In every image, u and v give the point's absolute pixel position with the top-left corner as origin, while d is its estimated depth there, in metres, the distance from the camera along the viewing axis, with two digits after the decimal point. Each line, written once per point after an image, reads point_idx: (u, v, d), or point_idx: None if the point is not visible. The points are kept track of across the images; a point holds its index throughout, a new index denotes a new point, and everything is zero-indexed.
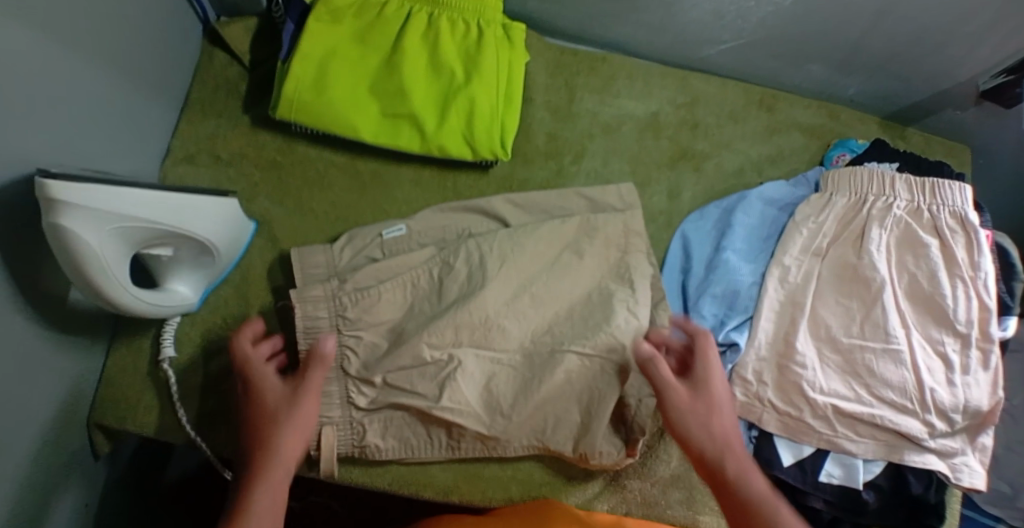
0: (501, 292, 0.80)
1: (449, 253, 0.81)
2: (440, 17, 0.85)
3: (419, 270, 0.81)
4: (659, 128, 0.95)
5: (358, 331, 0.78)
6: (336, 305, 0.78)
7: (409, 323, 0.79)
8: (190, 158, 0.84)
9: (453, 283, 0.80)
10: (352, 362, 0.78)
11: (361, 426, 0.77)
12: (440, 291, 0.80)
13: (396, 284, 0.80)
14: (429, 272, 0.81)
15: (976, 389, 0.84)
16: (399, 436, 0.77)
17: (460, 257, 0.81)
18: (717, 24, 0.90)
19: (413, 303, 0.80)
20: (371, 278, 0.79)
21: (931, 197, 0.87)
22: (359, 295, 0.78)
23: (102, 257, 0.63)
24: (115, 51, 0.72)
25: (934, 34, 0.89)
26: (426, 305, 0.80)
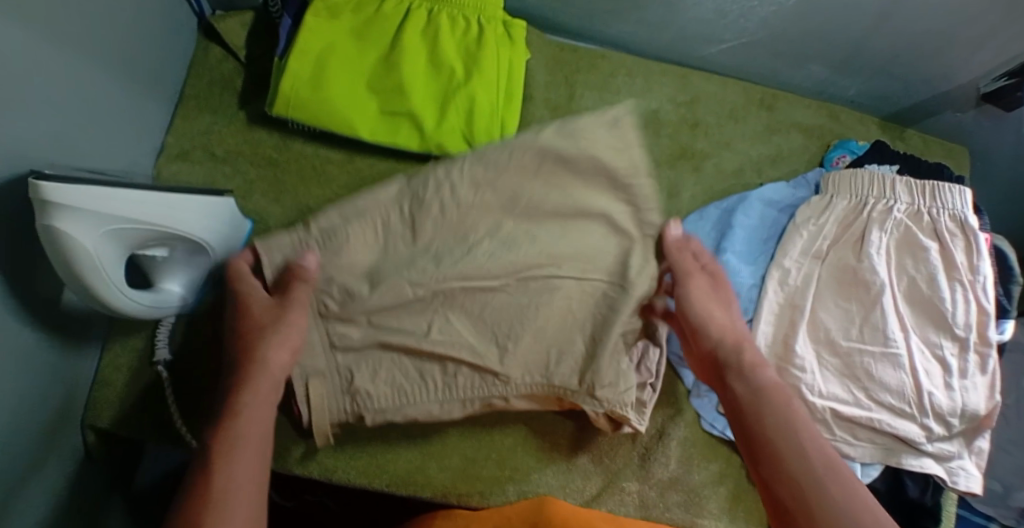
0: (487, 231, 0.76)
1: (418, 184, 0.73)
2: (439, 13, 0.84)
3: (388, 207, 0.73)
4: (659, 128, 0.94)
5: (330, 275, 0.74)
6: (304, 250, 0.72)
7: (386, 262, 0.75)
8: (184, 155, 0.83)
9: (426, 219, 0.74)
10: (330, 306, 0.75)
11: (347, 371, 0.76)
12: (413, 227, 0.74)
13: (366, 225, 0.73)
14: (399, 209, 0.74)
15: (974, 393, 0.84)
16: (391, 381, 0.77)
17: (430, 189, 0.73)
18: (719, 22, 0.89)
19: (387, 242, 0.75)
20: (336, 220, 0.72)
21: (931, 200, 0.86)
22: (329, 239, 0.72)
23: (97, 256, 0.62)
24: (108, 46, 0.71)
25: (936, 35, 0.89)
26: (400, 242, 0.75)
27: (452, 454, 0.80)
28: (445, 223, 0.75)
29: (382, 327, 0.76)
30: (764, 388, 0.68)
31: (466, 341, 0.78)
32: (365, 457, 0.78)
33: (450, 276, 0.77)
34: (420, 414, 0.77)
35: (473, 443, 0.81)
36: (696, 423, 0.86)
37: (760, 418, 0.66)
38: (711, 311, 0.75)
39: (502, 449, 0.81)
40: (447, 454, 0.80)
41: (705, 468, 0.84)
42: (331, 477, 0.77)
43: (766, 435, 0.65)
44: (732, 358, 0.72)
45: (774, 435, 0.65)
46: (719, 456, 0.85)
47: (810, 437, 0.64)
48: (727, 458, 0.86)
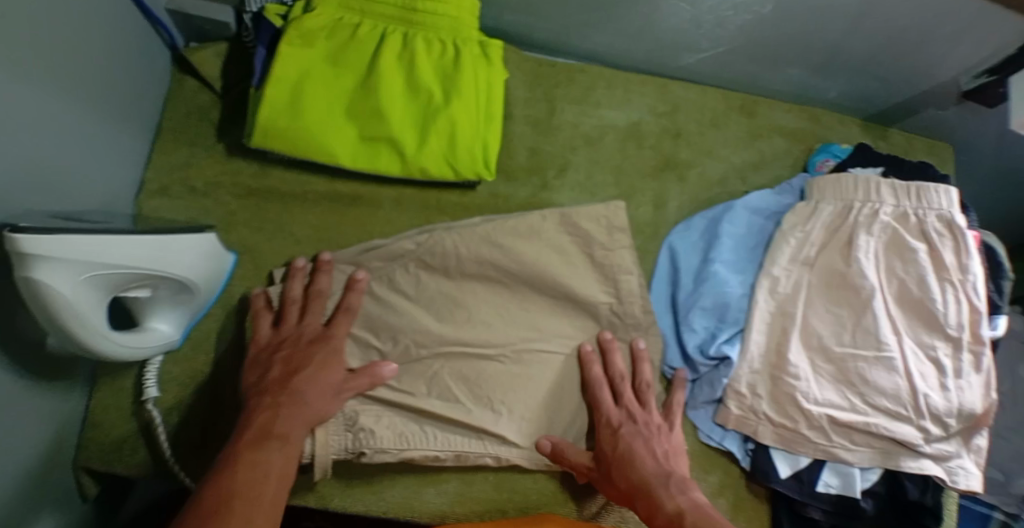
0: (485, 296, 0.82)
1: (426, 251, 0.80)
2: (415, 36, 0.83)
3: (395, 266, 0.81)
4: (641, 139, 0.93)
5: None
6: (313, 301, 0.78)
7: (389, 316, 0.79)
8: (164, 190, 0.82)
9: (430, 282, 0.81)
10: None
11: (351, 416, 0.76)
12: (417, 286, 0.81)
13: (373, 279, 0.80)
14: (405, 268, 0.80)
15: (969, 392, 0.84)
16: (392, 427, 0.77)
17: (438, 257, 0.80)
18: (698, 31, 0.89)
19: (390, 298, 0.80)
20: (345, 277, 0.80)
21: (917, 202, 0.86)
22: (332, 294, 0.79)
23: (78, 303, 0.61)
24: (83, 89, 0.70)
25: (914, 36, 0.89)
26: (403, 301, 0.80)
27: (449, 479, 0.79)
28: (447, 285, 0.81)
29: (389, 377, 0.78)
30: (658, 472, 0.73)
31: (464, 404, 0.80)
32: (362, 483, 0.78)
33: (450, 340, 0.80)
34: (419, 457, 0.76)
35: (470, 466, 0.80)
36: (694, 434, 0.85)
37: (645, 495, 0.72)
38: (637, 443, 0.76)
39: (499, 471, 0.81)
40: (445, 478, 0.79)
41: (704, 481, 0.84)
42: (328, 505, 0.77)
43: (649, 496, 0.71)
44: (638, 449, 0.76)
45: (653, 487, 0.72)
46: (718, 467, 0.85)
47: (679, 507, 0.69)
48: (727, 469, 0.85)
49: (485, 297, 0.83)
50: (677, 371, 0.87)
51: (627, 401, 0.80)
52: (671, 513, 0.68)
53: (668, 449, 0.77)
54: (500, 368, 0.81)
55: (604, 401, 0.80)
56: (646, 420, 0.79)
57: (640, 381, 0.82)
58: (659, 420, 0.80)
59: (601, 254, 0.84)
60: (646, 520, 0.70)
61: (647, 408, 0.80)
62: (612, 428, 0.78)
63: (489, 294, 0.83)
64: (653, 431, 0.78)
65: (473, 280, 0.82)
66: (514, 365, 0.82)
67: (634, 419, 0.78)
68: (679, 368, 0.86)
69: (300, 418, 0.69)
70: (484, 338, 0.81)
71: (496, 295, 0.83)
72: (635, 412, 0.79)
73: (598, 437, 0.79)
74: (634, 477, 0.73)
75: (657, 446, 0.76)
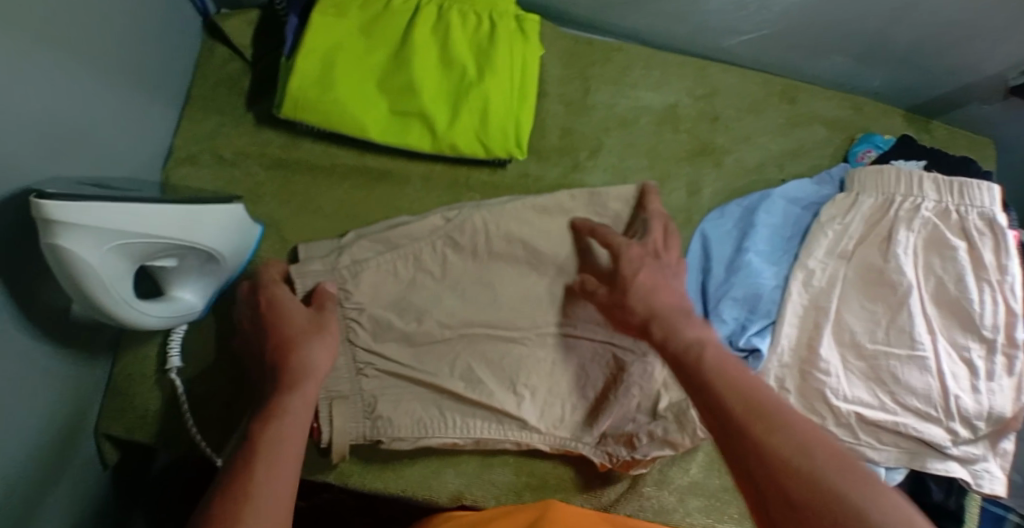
0: (512, 275, 0.81)
1: (455, 229, 0.79)
2: (451, 9, 0.81)
3: (423, 244, 0.78)
4: (676, 123, 0.91)
5: (359, 303, 0.76)
6: (336, 279, 0.75)
7: (414, 295, 0.78)
8: (192, 158, 0.80)
9: (457, 260, 0.80)
10: (358, 333, 0.76)
11: (370, 397, 0.76)
12: (444, 266, 0.79)
13: (398, 258, 0.78)
14: (432, 247, 0.79)
15: (1000, 395, 0.82)
16: (411, 413, 0.76)
17: (467, 235, 0.79)
18: (740, 13, 0.86)
19: (415, 275, 0.78)
20: (370, 252, 0.77)
21: (959, 198, 0.83)
22: (358, 269, 0.76)
23: (103, 272, 0.60)
24: (112, 52, 0.69)
25: (966, 26, 0.85)
26: (427, 279, 0.79)
27: (468, 460, 0.79)
28: (473, 264, 0.80)
29: (412, 355, 0.78)
30: (710, 361, 0.55)
31: (488, 386, 0.79)
32: (383, 460, 0.78)
33: (475, 321, 0.80)
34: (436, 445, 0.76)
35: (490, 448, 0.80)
36: None
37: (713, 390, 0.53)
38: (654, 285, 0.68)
39: (519, 455, 0.80)
40: (464, 458, 0.79)
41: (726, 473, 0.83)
42: (348, 481, 0.77)
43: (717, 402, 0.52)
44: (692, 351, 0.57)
45: (714, 374, 0.54)
46: None
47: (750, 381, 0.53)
48: None
49: (512, 278, 0.81)
50: None
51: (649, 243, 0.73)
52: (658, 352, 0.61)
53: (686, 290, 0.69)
54: (526, 352, 0.81)
55: (621, 243, 0.73)
56: (666, 260, 0.72)
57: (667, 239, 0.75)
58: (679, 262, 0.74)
59: None
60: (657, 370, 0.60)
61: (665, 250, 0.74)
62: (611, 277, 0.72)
63: (516, 273, 0.81)
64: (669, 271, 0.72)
65: (498, 263, 0.81)
66: (539, 348, 0.81)
67: (656, 255, 0.72)
68: None
69: (290, 418, 0.59)
70: (513, 320, 0.81)
71: (522, 276, 0.82)
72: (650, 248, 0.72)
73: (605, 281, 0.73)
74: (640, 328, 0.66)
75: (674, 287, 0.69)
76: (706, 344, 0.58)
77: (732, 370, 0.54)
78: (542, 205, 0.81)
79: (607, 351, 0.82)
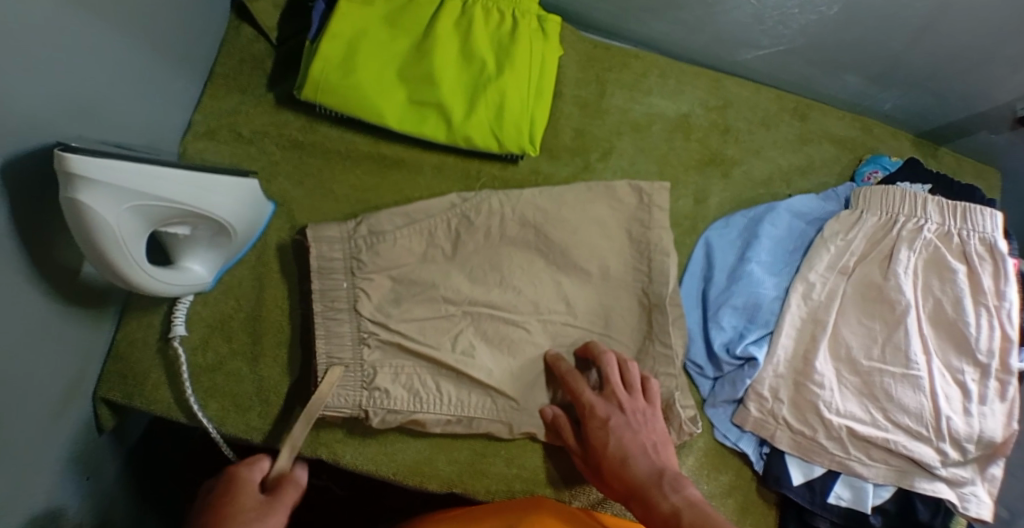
0: (521, 261, 0.83)
1: (471, 207, 0.81)
2: (474, 4, 0.83)
3: (437, 220, 0.81)
4: (688, 132, 0.92)
5: (371, 275, 0.78)
6: (352, 247, 0.77)
7: (422, 271, 0.80)
8: (210, 133, 0.82)
9: (470, 239, 0.81)
10: (365, 302, 0.77)
11: (370, 368, 0.76)
12: (456, 244, 0.81)
13: (414, 232, 0.80)
14: (447, 223, 0.81)
15: (992, 419, 0.82)
16: (408, 386, 0.77)
17: (481, 215, 0.82)
18: (757, 28, 0.87)
19: (428, 250, 0.81)
20: (386, 225, 0.79)
21: (962, 222, 0.85)
22: (375, 240, 0.78)
23: (116, 233, 0.61)
24: (143, 21, 0.70)
25: (978, 53, 0.87)
26: (439, 256, 0.81)
27: (462, 448, 0.80)
28: (486, 245, 0.82)
29: (413, 330, 0.78)
30: None
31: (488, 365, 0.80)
32: (375, 442, 0.78)
33: (480, 300, 0.81)
34: (427, 421, 0.77)
35: (483, 439, 0.81)
36: (709, 432, 0.85)
37: None
38: (627, 435, 0.72)
39: (511, 447, 0.81)
40: (458, 446, 0.80)
41: (714, 480, 0.83)
42: (340, 460, 0.77)
43: None
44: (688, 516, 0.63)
45: None
46: (730, 467, 0.84)
47: None
48: (738, 470, 0.85)
49: (521, 263, 0.83)
50: (700, 368, 0.86)
51: (613, 393, 0.76)
52: (665, 512, 0.64)
53: (657, 441, 0.73)
54: (529, 338, 0.82)
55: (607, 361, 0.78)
56: (633, 407, 0.75)
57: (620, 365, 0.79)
58: (647, 403, 0.77)
59: (639, 231, 0.85)
60: (642, 519, 0.67)
61: (631, 393, 0.77)
62: (603, 421, 0.74)
63: (526, 249, 0.83)
64: (640, 420, 0.75)
65: (507, 244, 0.83)
66: (539, 334, 0.82)
67: (627, 403, 0.75)
68: (702, 365, 0.86)
69: None
70: (514, 303, 0.82)
71: (531, 262, 0.83)
72: (623, 400, 0.75)
73: (588, 431, 0.74)
74: (635, 476, 0.69)
75: (645, 437, 0.73)
76: None
77: None
78: (555, 193, 0.84)
79: (586, 336, 0.84)
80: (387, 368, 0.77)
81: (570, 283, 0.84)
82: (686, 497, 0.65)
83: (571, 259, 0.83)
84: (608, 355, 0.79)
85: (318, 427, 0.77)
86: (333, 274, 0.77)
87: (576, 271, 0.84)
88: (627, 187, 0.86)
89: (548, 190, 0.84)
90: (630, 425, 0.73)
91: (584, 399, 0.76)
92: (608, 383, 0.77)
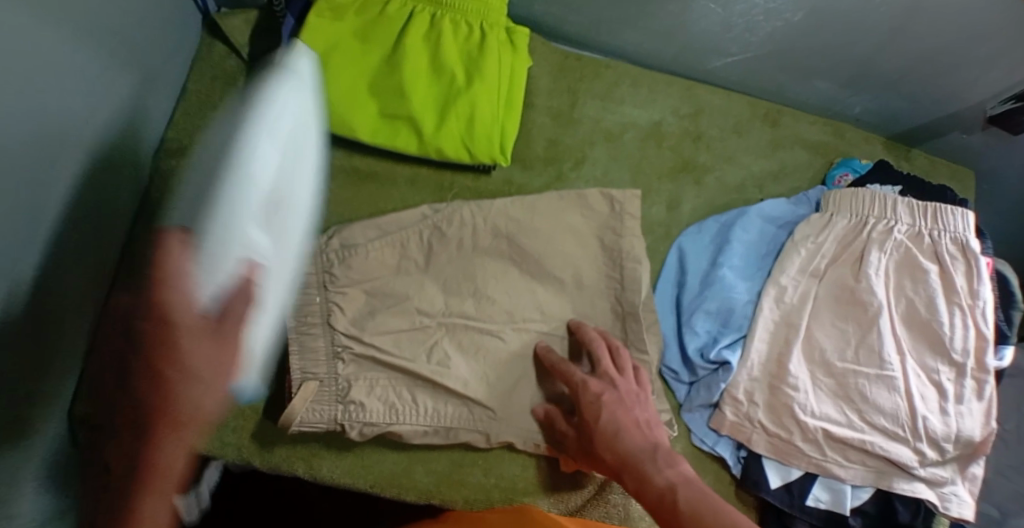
0: (494, 269, 0.83)
1: (443, 219, 0.83)
2: (443, 17, 0.84)
3: (409, 233, 0.82)
4: (661, 139, 0.93)
5: (343, 287, 0.79)
6: (323, 261, 0.79)
7: (396, 283, 0.80)
8: (183, 150, 0.83)
9: (443, 250, 0.82)
10: (339, 316, 0.78)
11: (345, 382, 0.76)
12: (428, 255, 0.82)
13: (386, 244, 0.81)
14: (419, 235, 0.82)
15: (969, 419, 0.82)
16: (383, 399, 0.77)
17: (453, 226, 0.83)
18: (727, 35, 0.89)
19: (400, 262, 0.81)
20: (357, 238, 0.80)
21: (933, 222, 0.86)
22: (347, 253, 0.79)
23: (246, 244, 0.56)
24: (116, 41, 0.71)
25: (943, 56, 0.88)
26: (413, 268, 0.82)
27: (439, 459, 0.80)
28: (459, 256, 0.83)
29: (389, 342, 0.78)
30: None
31: (463, 375, 0.80)
32: (351, 456, 0.78)
33: (454, 312, 0.81)
34: (405, 432, 0.77)
35: (461, 449, 0.81)
36: (687, 438, 0.85)
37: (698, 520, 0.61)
38: (620, 412, 0.73)
39: (490, 456, 0.81)
40: (435, 457, 0.80)
41: None
42: (317, 475, 0.77)
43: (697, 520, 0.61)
44: (685, 493, 0.64)
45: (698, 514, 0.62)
46: (708, 472, 0.84)
47: (723, 512, 0.61)
48: (717, 475, 0.85)
49: (495, 273, 0.83)
50: (676, 373, 0.86)
51: (604, 372, 0.77)
52: (659, 488, 0.66)
53: (650, 418, 0.75)
54: (505, 346, 0.82)
55: (596, 344, 0.79)
56: (625, 387, 0.76)
57: (611, 346, 0.80)
58: (638, 387, 0.78)
59: (611, 238, 0.86)
60: (633, 491, 0.69)
61: (622, 374, 0.78)
62: (597, 397, 0.74)
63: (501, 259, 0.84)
64: (634, 398, 0.76)
65: (483, 257, 0.83)
66: (515, 342, 0.82)
67: (618, 384, 0.76)
68: (678, 370, 0.86)
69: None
70: (489, 313, 0.82)
71: (505, 272, 0.84)
72: (615, 381, 0.76)
73: (580, 407, 0.75)
74: (629, 450, 0.71)
75: (638, 414, 0.74)
76: (714, 510, 0.61)
77: (708, 514, 0.61)
78: (526, 203, 0.85)
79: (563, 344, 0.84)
80: (364, 383, 0.77)
81: (546, 291, 0.84)
82: (684, 477, 0.66)
83: (544, 270, 0.84)
84: (593, 334, 0.80)
85: (294, 442, 0.77)
86: (305, 289, 0.78)
87: (549, 280, 0.84)
88: (599, 195, 0.86)
89: (519, 202, 0.85)
90: (623, 405, 0.74)
91: (578, 377, 0.76)
92: (600, 364, 0.78)
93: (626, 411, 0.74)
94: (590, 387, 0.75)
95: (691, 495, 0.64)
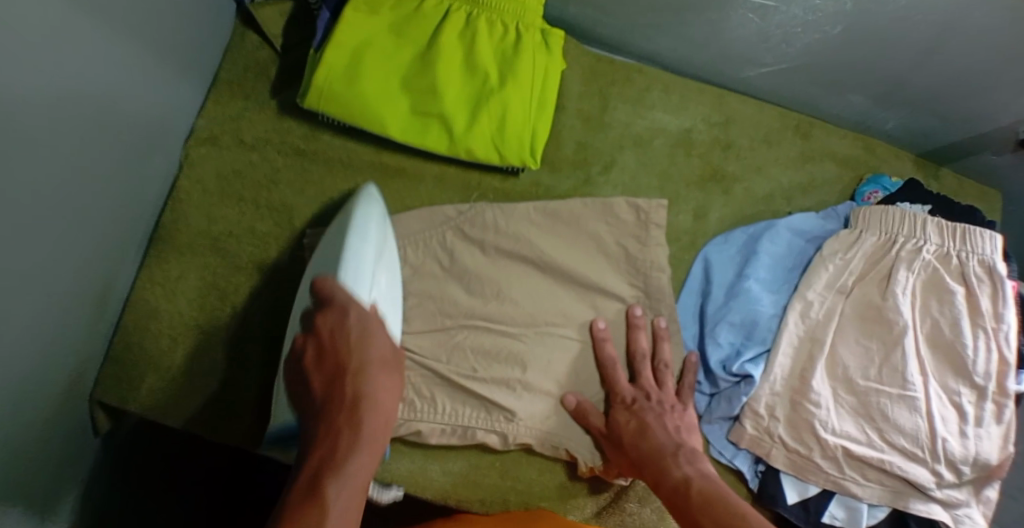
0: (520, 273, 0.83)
1: (466, 221, 0.83)
2: (479, 16, 0.83)
3: (434, 233, 0.82)
4: (690, 147, 0.93)
5: None
6: None
7: (418, 283, 0.81)
8: (213, 139, 0.83)
9: (468, 251, 0.82)
10: None
11: None
12: (454, 257, 0.82)
13: (412, 244, 0.82)
14: (443, 237, 0.82)
15: (987, 442, 0.82)
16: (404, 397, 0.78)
17: (477, 228, 0.83)
18: (761, 45, 0.88)
19: (424, 264, 0.82)
20: None
21: (961, 243, 0.85)
22: None
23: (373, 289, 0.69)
24: (150, 28, 0.71)
25: (979, 76, 0.87)
26: (438, 268, 0.82)
27: (455, 459, 0.79)
28: (484, 258, 0.83)
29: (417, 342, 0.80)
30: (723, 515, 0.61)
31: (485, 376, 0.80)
32: None
33: (478, 313, 0.81)
34: (426, 431, 0.77)
35: (478, 451, 0.80)
36: (705, 449, 0.85)
37: (707, 507, 0.63)
38: (652, 418, 0.76)
39: (507, 459, 0.81)
40: (453, 457, 0.79)
41: None
42: None
43: (705, 504, 0.63)
44: (699, 484, 0.66)
45: (709, 503, 0.63)
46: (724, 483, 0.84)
47: (734, 501, 0.62)
48: (733, 488, 0.84)
49: (520, 277, 0.83)
50: (698, 383, 0.87)
51: (643, 382, 0.80)
52: (676, 480, 0.68)
53: (681, 426, 0.77)
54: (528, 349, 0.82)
55: (641, 354, 0.82)
56: (660, 397, 0.79)
57: (657, 357, 0.82)
58: (676, 401, 0.80)
59: (638, 246, 0.85)
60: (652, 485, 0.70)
61: (662, 386, 0.81)
62: (628, 403, 0.78)
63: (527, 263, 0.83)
64: (666, 408, 0.78)
65: (508, 260, 0.83)
66: (537, 345, 0.82)
67: (654, 394, 0.79)
68: (700, 381, 0.86)
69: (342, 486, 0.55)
70: (511, 316, 0.82)
71: (528, 275, 0.84)
72: (651, 390, 0.79)
73: (613, 412, 0.78)
74: (652, 448, 0.73)
75: (670, 420, 0.77)
76: (727, 499, 0.63)
77: (718, 503, 0.62)
78: (551, 208, 0.85)
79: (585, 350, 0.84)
80: None
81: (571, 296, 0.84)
82: (700, 473, 0.68)
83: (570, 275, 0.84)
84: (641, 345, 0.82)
85: None
86: None
87: (574, 284, 0.84)
88: (625, 204, 0.86)
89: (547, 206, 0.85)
90: (653, 410, 0.77)
91: (616, 381, 0.80)
92: (642, 376, 0.81)
93: (654, 415, 0.76)
94: (626, 393, 0.79)
95: (705, 486, 0.65)
